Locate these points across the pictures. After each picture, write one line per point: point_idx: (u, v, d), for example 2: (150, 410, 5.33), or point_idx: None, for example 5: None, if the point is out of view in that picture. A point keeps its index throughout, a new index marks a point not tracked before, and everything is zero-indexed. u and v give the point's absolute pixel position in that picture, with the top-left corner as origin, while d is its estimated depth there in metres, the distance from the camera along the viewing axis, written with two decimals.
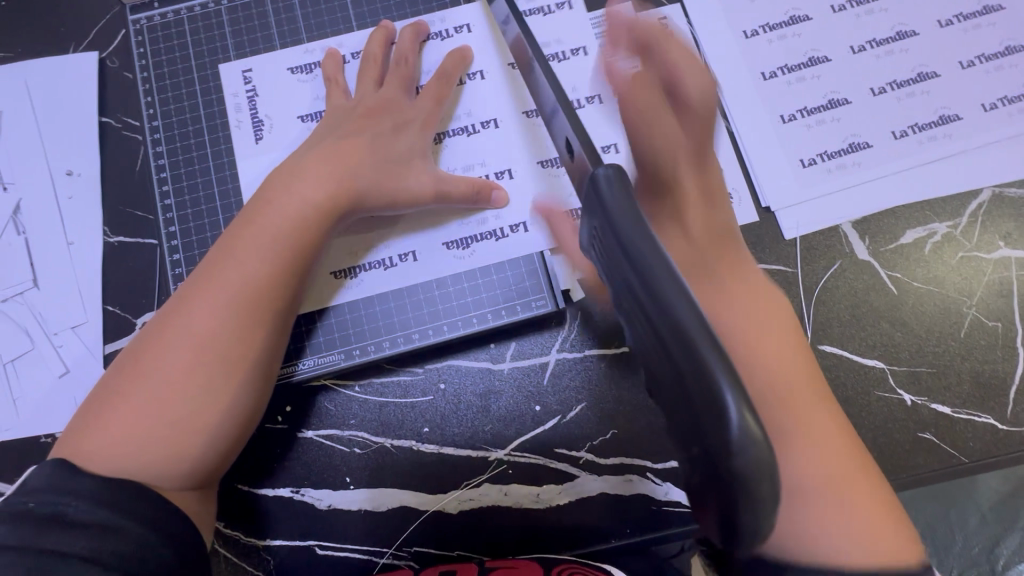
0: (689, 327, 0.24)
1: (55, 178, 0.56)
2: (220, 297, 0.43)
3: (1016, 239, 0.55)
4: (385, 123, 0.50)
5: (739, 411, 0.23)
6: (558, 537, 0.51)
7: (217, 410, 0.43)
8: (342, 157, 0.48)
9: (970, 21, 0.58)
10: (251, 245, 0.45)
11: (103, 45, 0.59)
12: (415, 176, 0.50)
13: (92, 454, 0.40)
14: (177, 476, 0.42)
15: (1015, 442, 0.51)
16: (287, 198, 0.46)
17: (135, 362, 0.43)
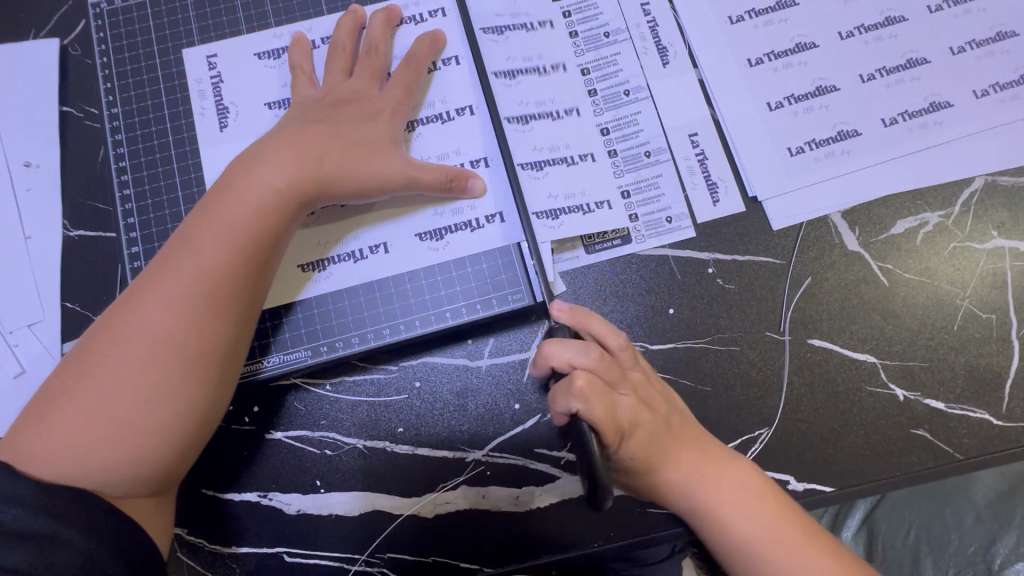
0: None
1: (12, 169, 0.54)
2: (178, 293, 0.41)
3: (1009, 228, 0.53)
4: (355, 112, 0.48)
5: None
6: (539, 543, 0.48)
7: (174, 412, 0.40)
8: (306, 146, 0.46)
9: (961, 6, 0.57)
10: (209, 237, 0.42)
11: (65, 32, 0.56)
12: (384, 163, 0.47)
13: (40, 461, 0.38)
14: (131, 484, 0.40)
15: (1009, 438, 0.50)
16: (248, 187, 0.44)
17: (87, 360, 0.41)
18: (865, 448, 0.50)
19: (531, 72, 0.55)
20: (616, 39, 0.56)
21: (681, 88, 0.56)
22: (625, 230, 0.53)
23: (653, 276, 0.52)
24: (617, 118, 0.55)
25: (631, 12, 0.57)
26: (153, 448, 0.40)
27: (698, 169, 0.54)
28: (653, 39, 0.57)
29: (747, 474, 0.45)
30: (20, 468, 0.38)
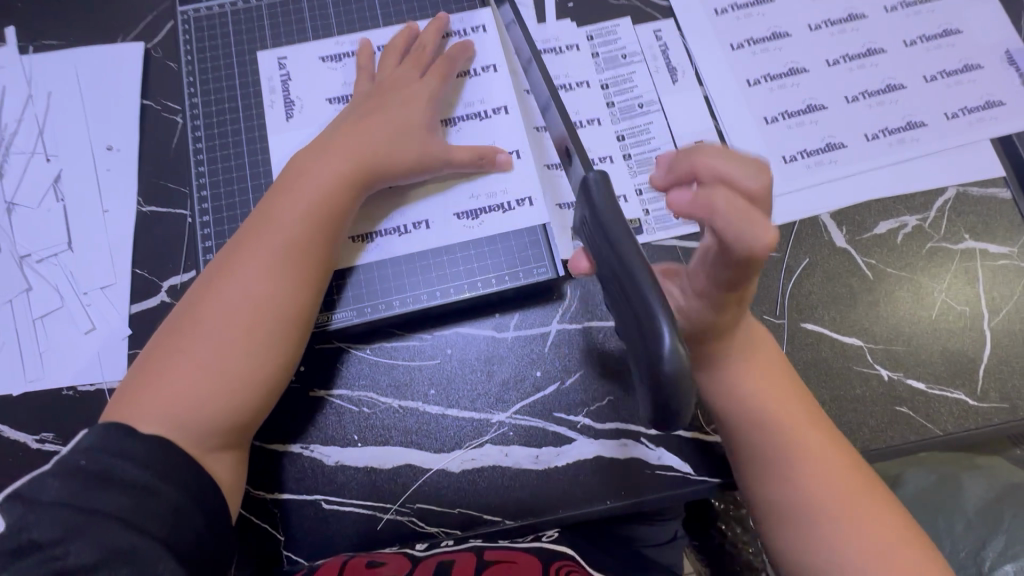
0: (643, 287, 0.31)
1: (96, 152, 0.61)
2: (265, 257, 0.48)
3: (980, 232, 0.60)
4: (398, 101, 0.56)
5: (676, 353, 0.30)
6: (556, 499, 0.53)
7: (267, 367, 0.47)
8: (364, 137, 0.54)
9: (933, 41, 0.65)
10: (289, 214, 0.50)
11: (150, 37, 0.64)
12: (429, 147, 0.55)
13: (147, 417, 0.44)
14: (223, 436, 0.46)
15: (984, 417, 0.55)
16: (323, 172, 0.52)
17: (188, 328, 0.47)
18: (854, 422, 0.55)
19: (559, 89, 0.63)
20: (632, 60, 0.65)
21: (690, 102, 0.63)
22: (637, 223, 0.60)
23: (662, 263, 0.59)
24: (633, 127, 0.62)
25: (645, 37, 0.65)
26: (248, 398, 0.46)
27: None
28: (664, 60, 0.65)
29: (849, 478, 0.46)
30: (134, 425, 0.43)
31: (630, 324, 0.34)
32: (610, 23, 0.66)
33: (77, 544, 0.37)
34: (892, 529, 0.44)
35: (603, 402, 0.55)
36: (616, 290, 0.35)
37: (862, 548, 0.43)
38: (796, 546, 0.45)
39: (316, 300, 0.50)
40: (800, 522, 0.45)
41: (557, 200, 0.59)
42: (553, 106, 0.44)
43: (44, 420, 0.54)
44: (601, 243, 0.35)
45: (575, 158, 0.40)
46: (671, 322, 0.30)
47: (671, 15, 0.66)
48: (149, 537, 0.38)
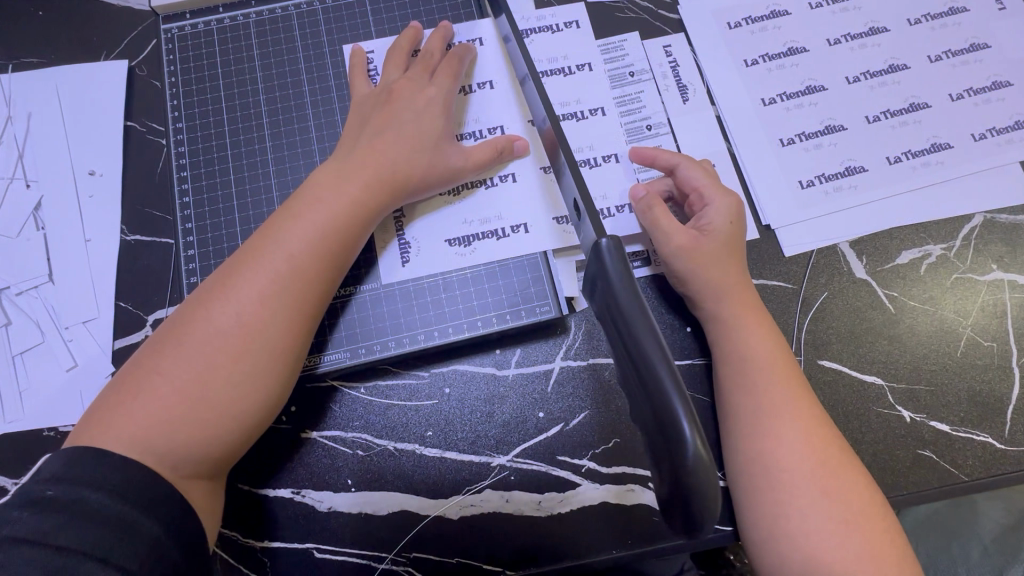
0: (659, 368, 0.31)
1: (78, 177, 0.58)
2: (271, 283, 0.45)
3: (1009, 262, 0.57)
4: (411, 108, 0.53)
5: (696, 446, 0.29)
6: (558, 548, 0.50)
7: (251, 402, 0.44)
8: (375, 151, 0.51)
9: (959, 57, 0.61)
10: (296, 240, 0.47)
11: (134, 54, 0.61)
12: (438, 166, 0.52)
13: (121, 436, 0.41)
14: (200, 467, 0.43)
15: (1013, 462, 0.52)
16: (331, 198, 0.49)
17: (174, 344, 0.44)
18: (875, 466, 0.52)
19: (570, 118, 0.59)
20: (640, 78, 0.61)
21: (701, 123, 0.60)
22: (644, 252, 0.56)
23: (671, 295, 0.56)
24: None
25: (654, 54, 0.62)
26: (225, 432, 0.43)
27: None
28: (674, 78, 0.61)
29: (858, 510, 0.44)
30: (104, 446, 0.40)
31: (642, 400, 0.33)
32: (618, 39, 0.62)
33: None
34: (857, 530, 0.43)
35: (609, 445, 0.52)
36: (624, 360, 0.35)
37: (825, 537, 0.42)
38: (760, 520, 0.45)
39: (309, 335, 0.48)
40: (772, 498, 0.44)
41: (555, 213, 0.55)
42: (552, 131, 0.42)
43: (24, 463, 0.51)
44: (612, 313, 0.35)
45: (586, 218, 0.39)
46: (689, 411, 0.29)
47: (681, 30, 0.63)
48: None
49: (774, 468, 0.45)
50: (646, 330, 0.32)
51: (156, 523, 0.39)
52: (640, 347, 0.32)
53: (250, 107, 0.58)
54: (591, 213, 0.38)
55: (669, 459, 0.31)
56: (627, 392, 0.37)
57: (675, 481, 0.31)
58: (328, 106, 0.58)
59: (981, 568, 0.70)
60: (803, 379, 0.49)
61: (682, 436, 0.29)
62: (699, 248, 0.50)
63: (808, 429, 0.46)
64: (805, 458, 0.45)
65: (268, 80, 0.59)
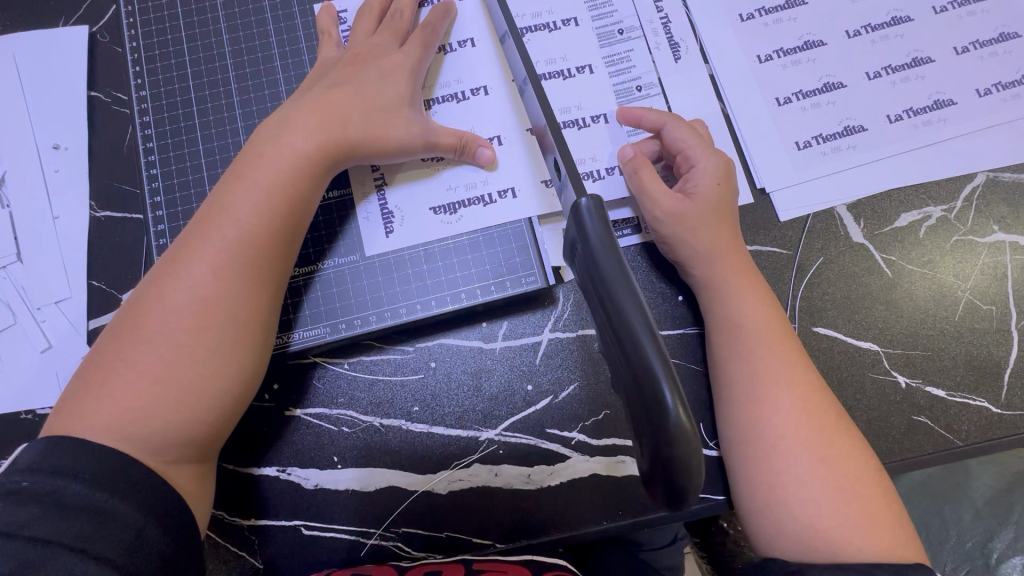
0: (636, 329, 0.29)
1: (42, 151, 0.55)
2: (222, 251, 0.44)
3: (1010, 223, 0.55)
4: (372, 70, 0.50)
5: (675, 409, 0.28)
6: (549, 521, 0.50)
7: (224, 374, 0.43)
8: (327, 110, 0.48)
9: (965, 7, 0.58)
10: (244, 205, 0.45)
11: (93, 20, 0.58)
12: (406, 124, 0.50)
13: (93, 425, 0.40)
14: (184, 448, 0.42)
15: (1009, 425, 0.51)
16: (278, 158, 0.46)
17: (136, 328, 0.43)
18: (869, 433, 0.51)
19: (556, 76, 0.56)
20: (630, 36, 0.58)
21: (693, 83, 0.57)
22: (635, 219, 0.54)
23: (661, 263, 0.54)
24: None
25: (644, 9, 0.59)
26: (202, 408, 0.42)
27: None
28: (666, 36, 0.58)
29: (855, 478, 0.43)
30: (78, 438, 0.40)
31: (622, 367, 0.32)
32: None
33: None
34: (850, 498, 0.42)
35: (599, 417, 0.51)
36: (605, 327, 0.33)
37: (819, 506, 0.42)
38: (754, 491, 0.44)
39: (272, 302, 0.46)
40: (765, 469, 0.44)
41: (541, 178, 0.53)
42: (532, 92, 0.40)
43: (2, 446, 0.50)
44: (590, 277, 0.33)
45: (569, 179, 0.37)
46: (669, 375, 0.28)
47: None
48: None
49: (767, 435, 0.44)
50: (622, 292, 0.30)
51: (132, 502, 0.38)
52: (620, 310, 0.30)
53: (217, 73, 0.56)
54: (572, 174, 0.36)
55: (649, 427, 0.30)
56: (608, 359, 0.36)
57: (655, 449, 0.30)
58: (300, 70, 0.55)
59: (972, 531, 0.70)
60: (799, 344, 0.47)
61: (662, 400, 0.28)
62: (684, 214, 0.48)
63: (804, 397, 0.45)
64: (799, 426, 0.44)
65: (236, 43, 0.56)
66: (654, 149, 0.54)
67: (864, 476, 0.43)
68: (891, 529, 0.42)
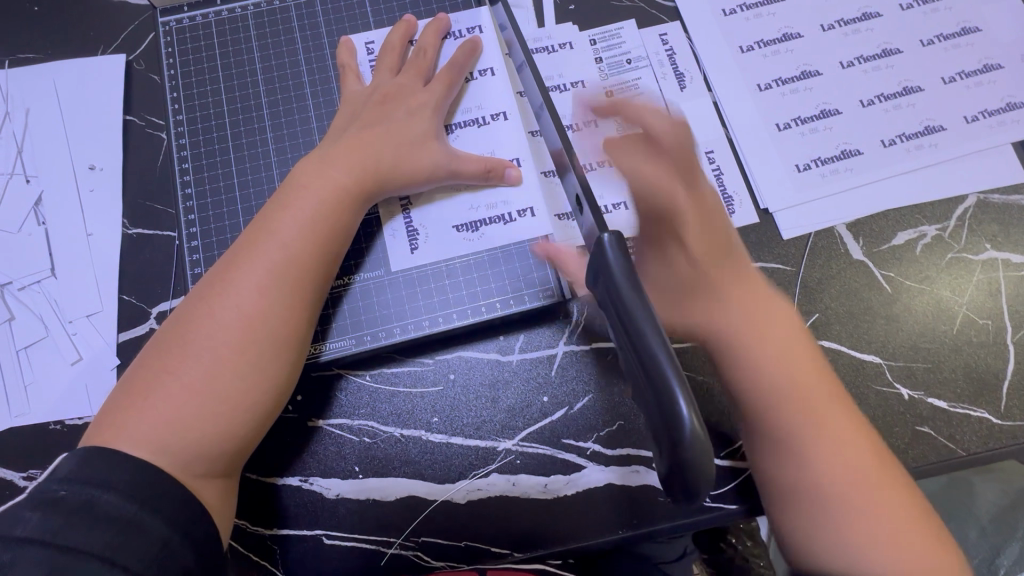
0: (653, 346, 0.32)
1: (78, 172, 0.58)
2: (267, 273, 0.46)
3: (1002, 241, 0.57)
4: (400, 108, 0.54)
5: (690, 419, 0.30)
6: (565, 530, 0.51)
7: (258, 390, 0.45)
8: (363, 144, 0.52)
9: (950, 41, 0.62)
10: (288, 230, 0.48)
11: (131, 49, 0.61)
12: (432, 156, 0.53)
13: (137, 439, 0.42)
14: (212, 463, 0.44)
15: (1009, 436, 0.53)
16: (318, 185, 0.50)
17: (179, 344, 0.45)
18: None
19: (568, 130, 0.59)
20: (637, 66, 0.62)
21: (699, 109, 0.61)
22: None
23: None
24: None
25: (651, 42, 0.62)
26: (235, 422, 0.44)
27: (715, 183, 0.59)
28: (671, 66, 0.62)
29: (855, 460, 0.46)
30: (121, 450, 0.41)
31: (642, 386, 0.33)
32: (614, 28, 0.63)
33: None
34: (852, 456, 0.46)
35: (614, 428, 0.53)
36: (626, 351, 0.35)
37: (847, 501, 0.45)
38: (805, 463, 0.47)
39: (309, 323, 0.48)
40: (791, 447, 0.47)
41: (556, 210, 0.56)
42: (550, 122, 0.40)
43: (30, 456, 0.51)
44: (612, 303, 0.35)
45: (586, 208, 0.38)
46: (686, 393, 0.30)
47: (677, 18, 0.63)
48: None
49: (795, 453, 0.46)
50: (643, 315, 0.33)
51: (161, 515, 0.39)
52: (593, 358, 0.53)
53: (249, 99, 0.59)
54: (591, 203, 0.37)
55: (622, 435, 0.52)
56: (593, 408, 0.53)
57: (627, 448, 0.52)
58: (328, 96, 0.59)
59: (978, 548, 0.71)
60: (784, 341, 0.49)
61: (678, 411, 0.30)
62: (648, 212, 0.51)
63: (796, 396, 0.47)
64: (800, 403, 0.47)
65: (267, 71, 0.59)
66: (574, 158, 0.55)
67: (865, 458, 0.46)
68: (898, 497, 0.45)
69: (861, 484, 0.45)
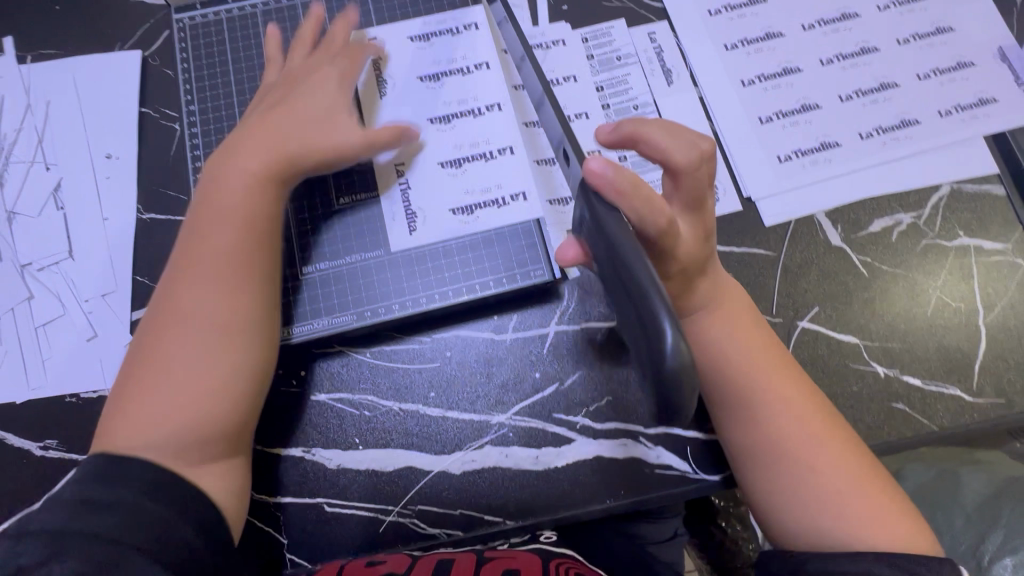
0: (643, 282, 0.32)
1: (96, 160, 0.61)
2: (199, 270, 0.49)
3: (975, 229, 0.60)
4: (303, 97, 0.56)
5: (675, 340, 0.30)
6: (556, 499, 0.53)
7: (239, 373, 0.47)
8: (268, 135, 0.54)
9: (925, 39, 0.65)
10: (205, 227, 0.50)
11: (147, 45, 0.65)
12: (342, 135, 0.55)
13: (127, 441, 0.44)
14: (206, 448, 0.46)
15: (980, 412, 0.55)
16: (222, 182, 0.52)
17: (157, 344, 0.47)
18: (851, 418, 0.55)
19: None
20: (627, 62, 0.65)
21: (685, 104, 0.64)
22: None
23: None
24: None
25: (640, 40, 0.66)
26: (227, 406, 0.47)
27: None
28: (659, 63, 0.65)
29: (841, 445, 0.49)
30: (113, 454, 0.44)
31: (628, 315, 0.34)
32: (605, 26, 0.66)
33: (72, 561, 0.37)
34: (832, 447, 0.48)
35: (601, 403, 0.55)
36: (612, 285, 0.36)
37: (812, 489, 0.47)
38: (764, 460, 0.49)
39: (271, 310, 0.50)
40: (765, 449, 0.49)
41: (547, 196, 0.60)
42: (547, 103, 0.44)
43: (47, 427, 0.54)
44: (600, 246, 0.37)
45: (574, 160, 0.41)
46: (669, 313, 0.30)
47: (665, 17, 0.67)
48: (145, 554, 0.39)
49: (762, 436, 0.49)
50: (627, 249, 0.34)
51: (164, 500, 0.42)
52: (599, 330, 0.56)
53: (258, 91, 0.62)
54: (577, 155, 0.40)
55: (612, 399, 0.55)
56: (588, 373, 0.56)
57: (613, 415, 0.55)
58: None
59: None
60: (773, 339, 0.53)
61: (661, 330, 0.30)
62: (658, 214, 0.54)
63: (786, 378, 0.51)
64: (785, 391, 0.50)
65: (275, 65, 0.63)
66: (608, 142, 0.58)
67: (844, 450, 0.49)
68: (871, 489, 0.47)
69: (835, 470, 0.48)
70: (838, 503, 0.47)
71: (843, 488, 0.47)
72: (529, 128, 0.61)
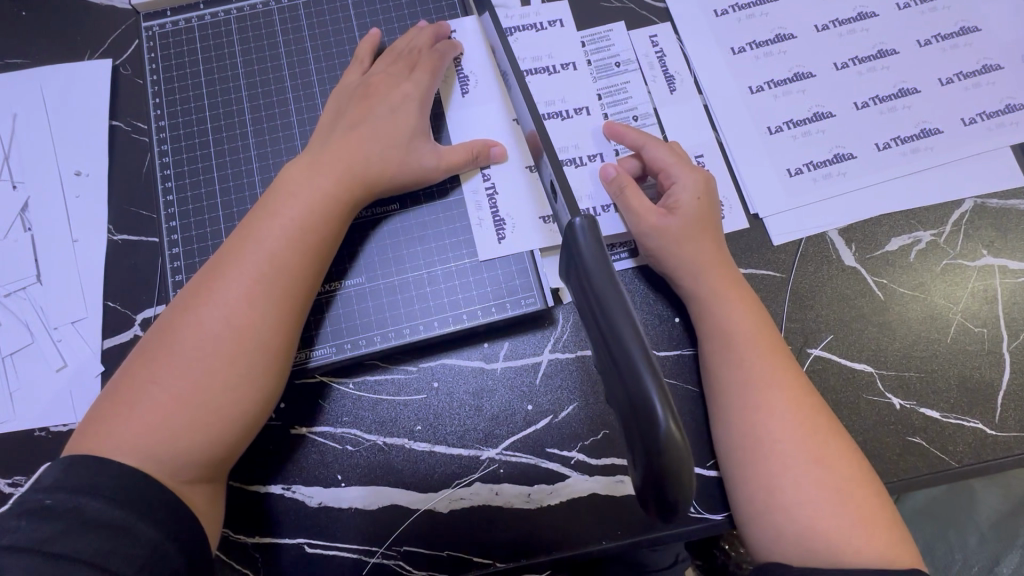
0: (636, 360, 0.30)
1: (64, 178, 0.58)
2: (251, 281, 0.45)
3: (999, 247, 0.56)
4: (384, 105, 0.53)
5: (668, 423, 0.29)
6: (549, 540, 0.50)
7: (251, 398, 0.44)
8: (350, 147, 0.51)
9: (948, 41, 0.61)
10: (276, 236, 0.47)
11: (117, 54, 0.61)
12: (421, 156, 0.53)
13: (120, 445, 0.40)
14: (199, 470, 0.42)
15: (1004, 446, 0.52)
16: (305, 193, 0.49)
17: (167, 348, 0.44)
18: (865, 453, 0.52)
19: (555, 117, 0.59)
20: (626, 69, 0.61)
21: (688, 113, 0.60)
22: (631, 243, 0.56)
23: (658, 286, 0.55)
24: None
25: (640, 44, 0.61)
26: (224, 431, 0.43)
27: None
28: (661, 69, 0.61)
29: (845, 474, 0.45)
30: (101, 457, 0.40)
31: (617, 389, 0.33)
32: (603, 30, 0.62)
33: None
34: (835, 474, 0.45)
35: (597, 437, 0.52)
36: (600, 349, 0.34)
37: (812, 523, 0.43)
38: (751, 483, 0.46)
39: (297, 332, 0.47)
40: (762, 469, 0.45)
41: (541, 213, 0.56)
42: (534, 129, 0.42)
43: (14, 464, 0.51)
44: (588, 304, 0.35)
45: (561, 198, 0.40)
46: (658, 390, 0.29)
47: (667, 19, 0.62)
48: None
49: (761, 456, 0.46)
50: (620, 316, 0.32)
51: None
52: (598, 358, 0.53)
53: (232, 104, 0.58)
54: (566, 195, 0.39)
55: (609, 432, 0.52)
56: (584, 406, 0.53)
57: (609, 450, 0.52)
58: (311, 102, 0.58)
59: (978, 555, 0.70)
60: (782, 348, 0.49)
61: (653, 411, 0.29)
62: (670, 229, 0.51)
63: (789, 393, 0.47)
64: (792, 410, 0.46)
65: (250, 75, 0.59)
66: (635, 167, 0.56)
67: (849, 478, 0.45)
68: (872, 520, 0.43)
69: (837, 501, 0.44)
70: (835, 537, 0.42)
71: (845, 521, 0.43)
72: (520, 141, 0.57)
